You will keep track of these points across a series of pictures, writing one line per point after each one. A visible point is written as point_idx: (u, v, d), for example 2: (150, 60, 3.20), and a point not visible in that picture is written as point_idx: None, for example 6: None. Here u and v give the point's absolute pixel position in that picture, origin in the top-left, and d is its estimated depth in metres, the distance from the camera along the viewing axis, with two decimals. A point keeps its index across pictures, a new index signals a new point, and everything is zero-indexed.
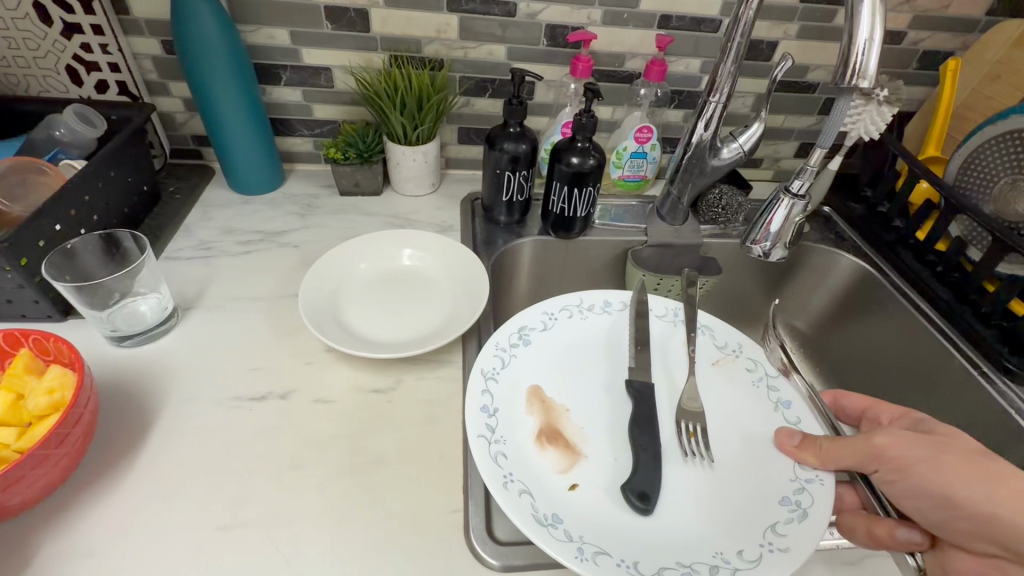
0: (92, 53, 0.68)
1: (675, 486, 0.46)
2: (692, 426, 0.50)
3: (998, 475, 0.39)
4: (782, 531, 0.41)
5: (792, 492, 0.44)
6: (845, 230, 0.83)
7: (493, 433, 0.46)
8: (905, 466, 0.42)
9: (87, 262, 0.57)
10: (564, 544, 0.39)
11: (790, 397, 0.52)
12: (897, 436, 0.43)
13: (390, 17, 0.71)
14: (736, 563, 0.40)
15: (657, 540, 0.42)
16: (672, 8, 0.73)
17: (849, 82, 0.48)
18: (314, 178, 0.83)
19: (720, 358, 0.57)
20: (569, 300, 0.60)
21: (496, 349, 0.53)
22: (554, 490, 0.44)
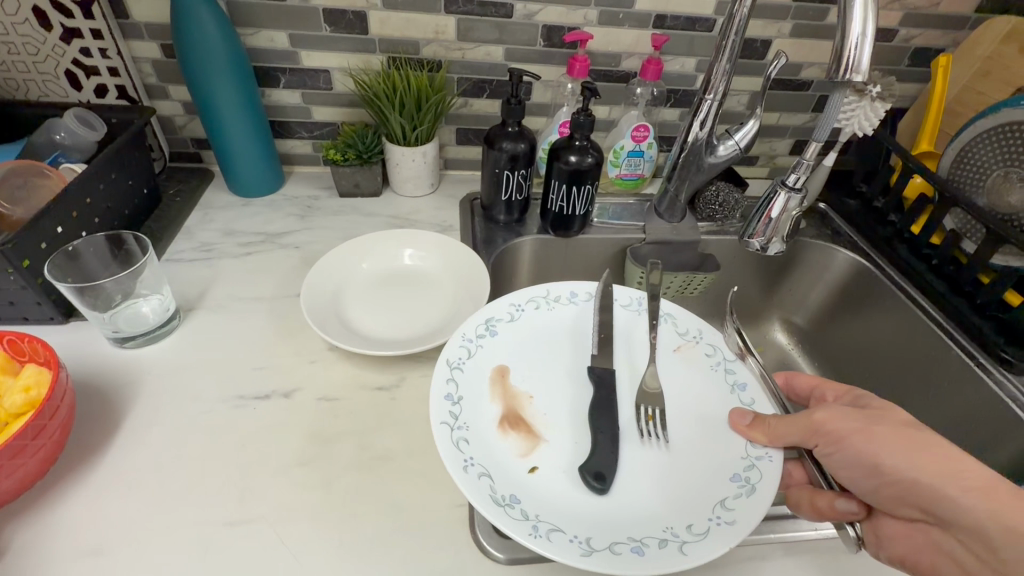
0: (92, 57, 0.68)
1: (631, 465, 0.46)
2: (651, 410, 0.51)
3: (923, 441, 0.40)
4: (730, 506, 0.42)
5: (742, 469, 0.45)
6: (839, 223, 0.85)
7: (457, 420, 0.46)
8: (841, 439, 0.43)
9: (90, 263, 0.57)
10: (519, 522, 0.39)
11: (746, 379, 0.52)
12: (836, 410, 0.45)
13: (389, 19, 0.71)
14: (684, 536, 0.40)
15: (613, 516, 0.42)
16: (667, 8, 0.74)
17: (842, 77, 0.48)
18: (312, 179, 0.84)
19: (681, 345, 0.57)
20: (534, 292, 0.60)
21: (462, 340, 0.53)
22: (514, 473, 0.45)
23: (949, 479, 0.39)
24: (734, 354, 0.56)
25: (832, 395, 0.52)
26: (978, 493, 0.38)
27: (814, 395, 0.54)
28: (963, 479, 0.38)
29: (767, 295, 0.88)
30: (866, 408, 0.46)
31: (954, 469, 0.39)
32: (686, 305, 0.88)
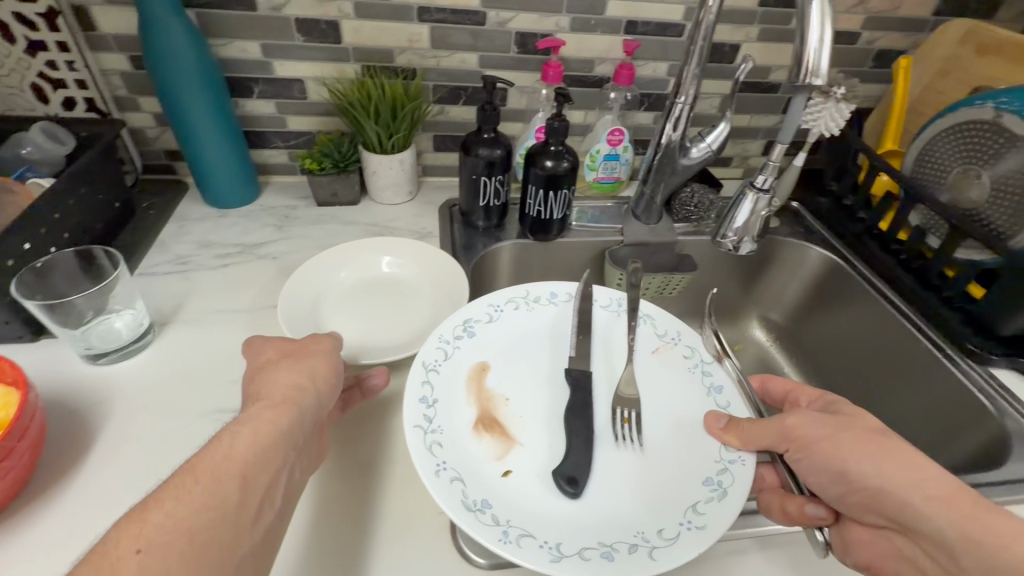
0: (58, 70, 0.67)
1: (607, 468, 0.47)
2: (627, 413, 0.51)
3: (889, 449, 0.41)
4: (702, 510, 0.42)
5: (715, 473, 0.45)
6: (811, 222, 0.87)
7: (430, 424, 0.46)
8: (807, 444, 0.44)
9: (60, 280, 0.56)
10: (490, 528, 0.40)
11: (722, 381, 0.53)
12: (805, 417, 0.46)
13: (362, 28, 0.71)
14: (654, 541, 0.40)
15: (585, 520, 0.43)
16: (637, 14, 0.75)
17: (802, 81, 0.50)
18: (290, 189, 0.83)
19: (660, 346, 0.58)
20: (514, 293, 0.61)
21: (439, 341, 0.53)
22: (489, 476, 0.45)
23: (913, 486, 0.39)
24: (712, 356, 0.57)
25: (805, 400, 0.51)
26: (941, 501, 0.38)
27: (787, 400, 0.53)
28: (925, 487, 0.39)
29: (744, 292, 0.90)
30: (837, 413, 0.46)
31: (916, 473, 0.40)
32: (666, 305, 0.89)
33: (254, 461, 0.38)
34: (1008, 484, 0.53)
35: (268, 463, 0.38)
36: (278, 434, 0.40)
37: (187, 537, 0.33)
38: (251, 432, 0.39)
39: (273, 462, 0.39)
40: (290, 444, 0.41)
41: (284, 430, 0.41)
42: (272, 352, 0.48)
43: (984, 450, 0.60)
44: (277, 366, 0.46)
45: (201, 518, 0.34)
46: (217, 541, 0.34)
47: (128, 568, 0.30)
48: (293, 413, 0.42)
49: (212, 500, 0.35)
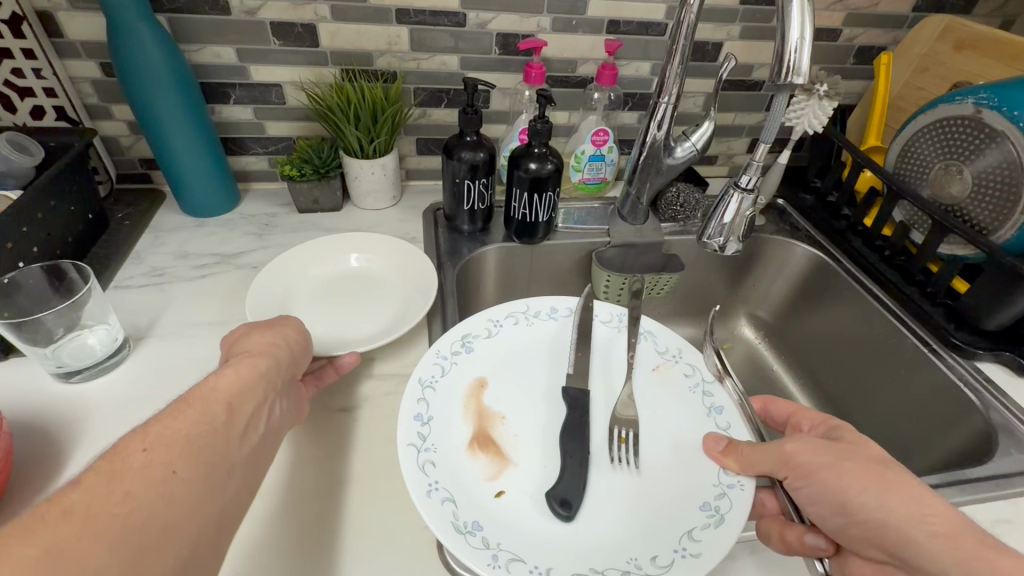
0: (24, 78, 0.64)
1: (600, 489, 0.46)
2: (624, 433, 0.51)
3: (894, 482, 0.40)
4: (698, 537, 0.41)
5: (713, 497, 0.44)
6: (796, 219, 0.86)
7: (424, 442, 0.46)
8: (811, 473, 0.43)
9: (28, 296, 0.54)
10: (479, 552, 0.39)
11: (723, 402, 0.52)
12: (806, 443, 0.45)
13: (339, 30, 0.70)
14: (648, 568, 0.40)
15: (576, 544, 0.42)
16: (619, 14, 0.75)
17: (784, 80, 0.49)
18: (270, 197, 0.82)
19: (660, 364, 0.57)
20: (516, 308, 0.61)
21: (437, 357, 0.53)
22: (481, 496, 0.45)
23: (916, 521, 0.39)
24: (715, 376, 0.56)
25: (806, 425, 0.50)
26: (945, 538, 0.37)
27: (790, 422, 0.52)
28: (929, 522, 0.38)
29: (732, 290, 0.90)
30: (839, 440, 0.45)
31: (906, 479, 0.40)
32: (654, 304, 0.89)
33: (239, 392, 0.40)
34: (994, 480, 0.53)
35: (252, 395, 0.41)
36: (257, 375, 0.42)
37: (186, 442, 0.35)
38: (233, 373, 0.41)
39: (255, 394, 0.41)
40: (270, 384, 0.43)
41: (263, 372, 0.43)
42: (244, 325, 0.50)
43: (967, 449, 0.61)
44: (251, 334, 0.48)
45: (194, 430, 0.36)
46: (210, 449, 0.36)
47: (136, 462, 0.32)
48: (270, 363, 0.44)
49: (203, 417, 0.37)
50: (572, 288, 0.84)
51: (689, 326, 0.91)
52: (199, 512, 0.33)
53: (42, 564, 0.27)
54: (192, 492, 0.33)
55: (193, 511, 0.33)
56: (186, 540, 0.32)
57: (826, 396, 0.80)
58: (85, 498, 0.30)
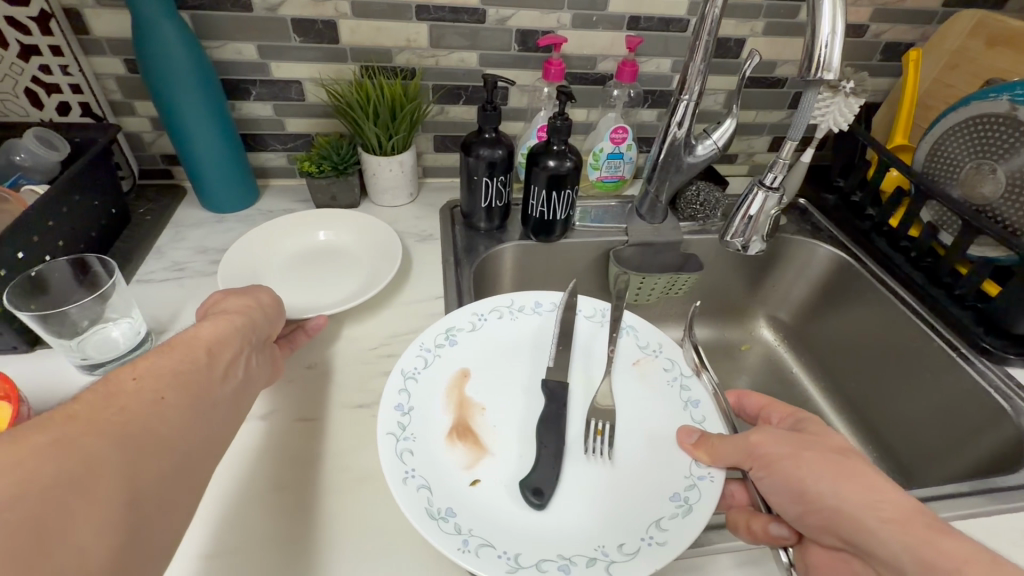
0: (51, 74, 0.66)
1: (573, 480, 0.46)
2: (601, 425, 0.50)
3: (850, 470, 0.39)
4: (665, 526, 0.41)
5: (683, 489, 0.44)
6: (819, 219, 0.85)
7: (403, 431, 0.46)
8: (771, 462, 0.41)
9: (54, 290, 0.55)
10: (450, 536, 0.39)
11: (699, 396, 0.51)
12: (769, 433, 0.43)
13: (359, 27, 0.70)
14: (614, 555, 0.39)
15: (547, 532, 0.42)
16: (640, 9, 0.74)
17: (814, 75, 0.48)
18: (288, 193, 0.82)
19: (641, 358, 0.57)
20: (500, 302, 0.60)
21: (420, 349, 0.53)
22: (456, 484, 0.44)
23: (868, 508, 0.36)
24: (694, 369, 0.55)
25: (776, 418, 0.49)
26: (897, 524, 0.35)
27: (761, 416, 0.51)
28: (880, 509, 0.36)
29: (752, 292, 0.88)
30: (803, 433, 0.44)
31: None
32: (672, 304, 0.88)
33: (220, 338, 0.42)
34: None
35: (230, 344, 0.42)
36: (235, 329, 0.44)
37: (173, 372, 0.36)
38: (211, 326, 0.43)
39: (235, 342, 0.43)
40: (248, 338, 0.44)
41: (239, 327, 0.44)
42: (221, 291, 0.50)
43: (998, 455, 0.59)
44: (225, 300, 0.48)
45: (179, 366, 0.37)
46: (197, 380, 0.37)
47: (129, 385, 0.33)
48: (248, 322, 0.46)
49: (186, 357, 0.38)
50: (589, 287, 0.83)
51: (706, 326, 0.90)
52: (191, 423, 0.35)
53: (55, 443, 0.28)
54: (184, 411, 0.35)
55: (188, 426, 0.34)
56: (184, 445, 0.33)
57: (848, 399, 0.78)
58: (86, 408, 0.31)
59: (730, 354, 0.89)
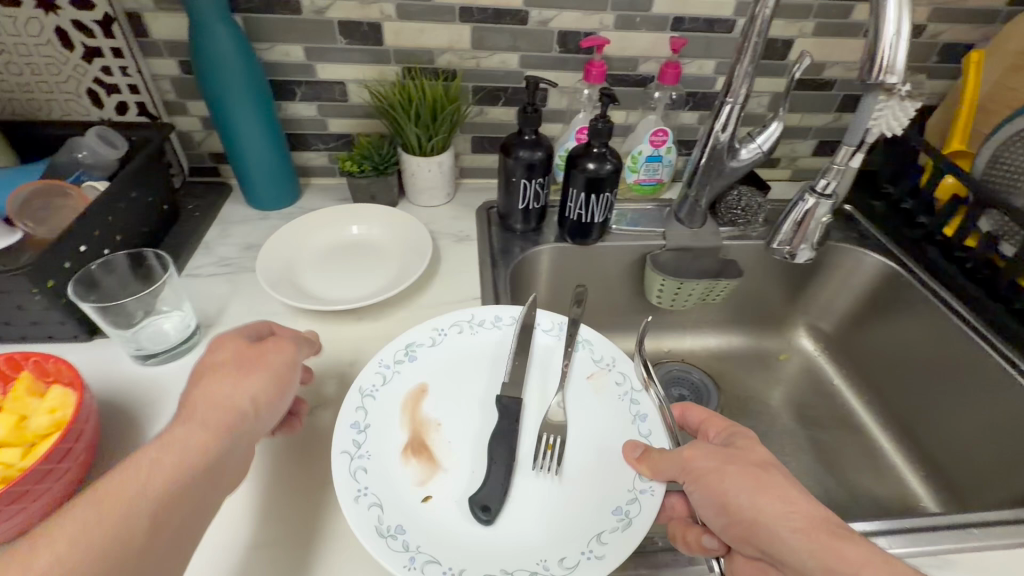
0: (112, 75, 0.70)
1: (521, 496, 0.46)
2: (552, 439, 0.50)
3: (769, 484, 0.39)
4: (605, 540, 0.41)
5: (625, 502, 0.44)
6: (866, 227, 0.81)
7: (359, 450, 0.46)
8: (697, 476, 0.42)
9: (112, 282, 0.57)
10: (397, 554, 0.39)
11: (647, 410, 0.51)
12: (699, 447, 0.43)
13: (402, 29, 0.71)
14: (553, 569, 0.40)
15: (491, 550, 0.42)
16: (684, 10, 0.72)
17: (875, 78, 0.47)
18: (329, 191, 0.84)
19: (595, 372, 0.55)
20: (460, 316, 0.59)
21: (379, 366, 0.53)
22: (406, 499, 0.45)
23: (779, 518, 0.37)
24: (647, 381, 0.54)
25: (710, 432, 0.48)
26: (803, 533, 0.36)
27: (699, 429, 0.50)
28: (790, 519, 0.37)
29: (791, 301, 0.86)
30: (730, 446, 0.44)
31: None
32: (708, 310, 0.86)
33: (186, 464, 0.37)
34: None
35: (186, 491, 0.37)
36: (208, 440, 0.39)
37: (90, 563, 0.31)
38: (182, 435, 0.39)
39: (201, 462, 0.38)
40: (224, 451, 0.39)
41: (214, 432, 0.39)
42: (227, 349, 0.45)
43: None
44: (223, 371, 0.43)
45: (103, 547, 0.32)
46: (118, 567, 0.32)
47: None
48: (230, 425, 0.40)
49: (119, 529, 0.33)
50: (624, 291, 0.82)
51: (742, 333, 0.88)
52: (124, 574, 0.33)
53: None
54: None
55: None
56: None
57: (895, 412, 0.75)
58: None
59: (767, 363, 0.86)
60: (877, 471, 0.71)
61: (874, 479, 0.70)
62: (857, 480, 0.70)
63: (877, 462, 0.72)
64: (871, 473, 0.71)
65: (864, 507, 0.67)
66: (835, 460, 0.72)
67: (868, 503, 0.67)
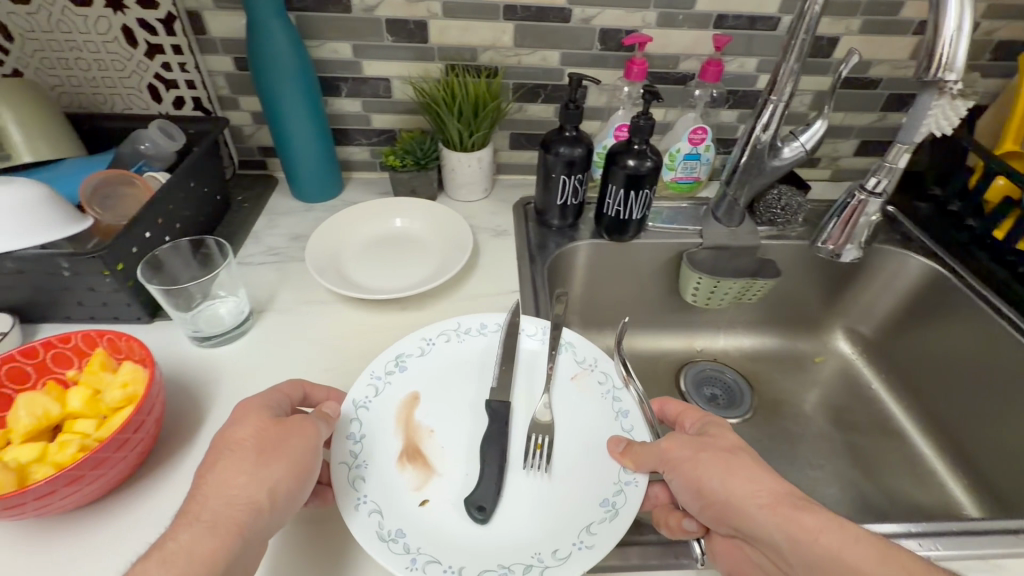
0: (171, 71, 0.73)
1: (514, 495, 0.46)
2: (541, 439, 0.50)
3: (736, 466, 0.40)
4: (594, 530, 0.42)
5: (612, 494, 0.45)
6: (910, 228, 0.80)
7: (356, 459, 0.46)
8: (673, 462, 0.43)
9: (173, 267, 0.60)
10: (398, 556, 0.40)
11: (629, 406, 0.51)
12: (675, 437, 0.44)
13: (448, 27, 0.73)
14: (548, 560, 0.41)
15: (487, 549, 0.42)
16: (728, 8, 0.72)
17: (934, 75, 0.46)
18: (370, 185, 0.86)
19: (578, 373, 0.55)
20: (446, 324, 0.58)
21: (370, 377, 0.52)
22: (403, 505, 0.44)
23: (749, 496, 0.39)
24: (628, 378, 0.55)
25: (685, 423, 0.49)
26: (770, 508, 0.38)
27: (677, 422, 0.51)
28: (758, 496, 0.39)
29: (829, 302, 0.85)
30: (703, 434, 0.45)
31: None
32: (742, 310, 0.85)
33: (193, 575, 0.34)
34: None
35: None
36: (215, 550, 0.35)
37: None
38: (188, 541, 0.35)
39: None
40: (232, 561, 0.36)
41: (224, 538, 0.36)
42: (249, 427, 0.41)
43: None
44: (242, 453, 0.39)
45: None
46: None
47: None
48: (244, 522, 0.37)
49: None
50: (659, 288, 0.82)
51: (777, 335, 0.87)
52: None
53: None
54: None
55: None
56: None
57: (937, 418, 0.73)
58: None
59: (802, 364, 0.85)
60: (918, 477, 0.70)
61: (914, 485, 0.69)
62: (897, 486, 0.69)
63: (918, 468, 0.71)
64: (912, 479, 0.70)
65: (903, 512, 0.66)
66: (873, 464, 0.71)
67: (908, 508, 0.66)
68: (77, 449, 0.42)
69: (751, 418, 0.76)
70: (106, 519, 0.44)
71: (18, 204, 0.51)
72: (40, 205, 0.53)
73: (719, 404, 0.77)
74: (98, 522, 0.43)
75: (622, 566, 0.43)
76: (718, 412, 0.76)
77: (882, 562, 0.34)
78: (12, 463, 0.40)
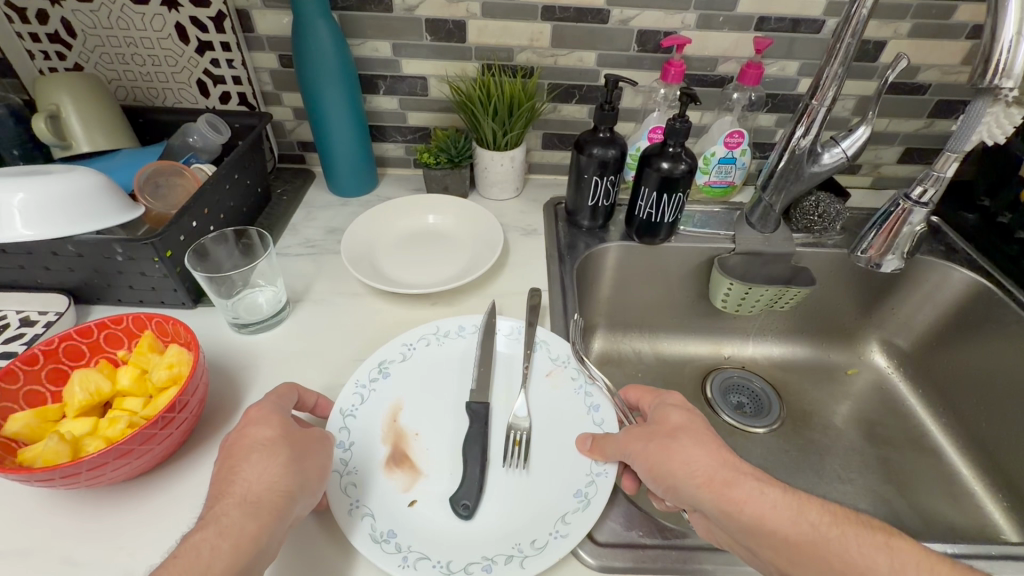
0: (220, 67, 0.76)
1: (494, 491, 0.47)
2: (519, 435, 0.50)
3: (673, 451, 0.41)
4: (569, 520, 0.43)
5: (584, 484, 0.46)
6: (954, 239, 0.77)
7: (346, 466, 0.46)
8: (629, 451, 0.44)
9: (217, 256, 0.64)
10: (390, 555, 0.41)
11: (599, 401, 0.52)
12: (632, 432, 0.44)
13: (486, 27, 0.73)
14: (526, 550, 0.41)
15: (470, 543, 0.43)
16: (770, 10, 0.71)
17: (989, 81, 0.45)
18: (403, 182, 0.88)
19: (552, 370, 0.56)
20: (425, 329, 0.59)
21: (355, 387, 0.52)
22: (393, 506, 0.45)
23: (686, 478, 0.39)
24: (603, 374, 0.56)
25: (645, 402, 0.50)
26: (706, 485, 0.39)
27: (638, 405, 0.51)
28: (693, 476, 0.39)
29: (864, 313, 0.82)
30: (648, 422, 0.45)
31: None
32: (773, 319, 0.84)
33: (242, 549, 0.35)
34: None
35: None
36: (261, 528, 0.36)
37: None
38: (235, 519, 0.36)
39: (250, 553, 0.35)
40: (272, 540, 0.37)
41: (266, 519, 0.37)
42: (273, 428, 0.41)
43: None
44: (272, 446, 0.40)
45: None
46: None
47: None
48: (280, 506, 0.38)
49: None
50: (688, 293, 0.82)
51: (808, 344, 0.85)
52: None
53: None
54: None
55: None
56: None
57: (974, 436, 0.71)
58: None
59: (834, 375, 0.83)
60: (952, 497, 0.67)
61: (949, 504, 0.67)
62: (930, 504, 0.66)
63: (953, 488, 0.68)
64: (946, 498, 0.67)
65: (935, 533, 0.64)
66: (907, 482, 0.69)
67: (941, 529, 0.64)
68: (126, 425, 0.44)
69: (778, 428, 0.75)
70: (150, 493, 0.46)
71: (79, 191, 0.54)
72: (97, 193, 0.55)
73: (745, 413, 0.76)
74: (142, 495, 0.46)
75: (644, 569, 0.42)
76: (745, 420, 0.75)
77: (801, 524, 0.36)
78: (68, 435, 0.43)
